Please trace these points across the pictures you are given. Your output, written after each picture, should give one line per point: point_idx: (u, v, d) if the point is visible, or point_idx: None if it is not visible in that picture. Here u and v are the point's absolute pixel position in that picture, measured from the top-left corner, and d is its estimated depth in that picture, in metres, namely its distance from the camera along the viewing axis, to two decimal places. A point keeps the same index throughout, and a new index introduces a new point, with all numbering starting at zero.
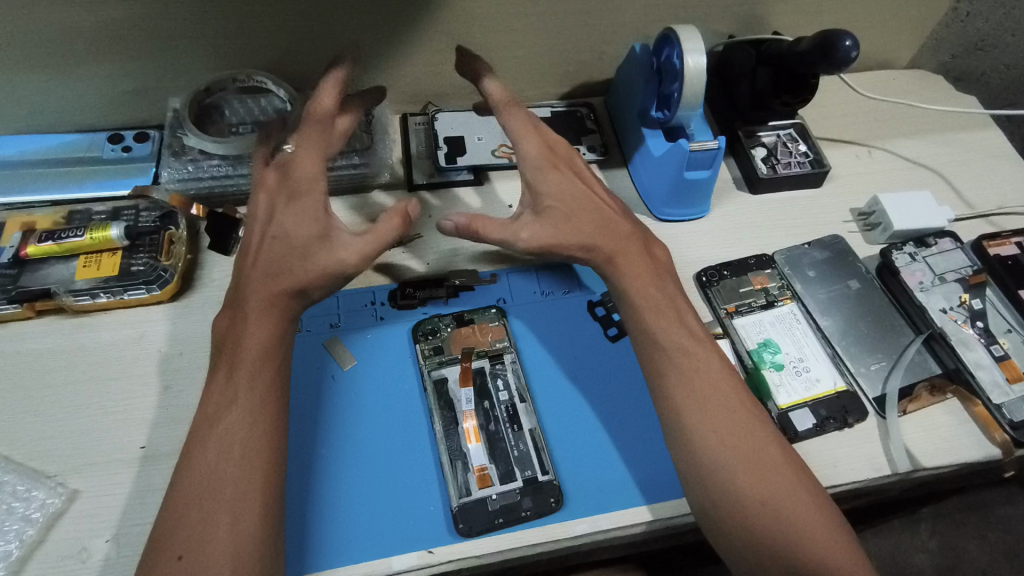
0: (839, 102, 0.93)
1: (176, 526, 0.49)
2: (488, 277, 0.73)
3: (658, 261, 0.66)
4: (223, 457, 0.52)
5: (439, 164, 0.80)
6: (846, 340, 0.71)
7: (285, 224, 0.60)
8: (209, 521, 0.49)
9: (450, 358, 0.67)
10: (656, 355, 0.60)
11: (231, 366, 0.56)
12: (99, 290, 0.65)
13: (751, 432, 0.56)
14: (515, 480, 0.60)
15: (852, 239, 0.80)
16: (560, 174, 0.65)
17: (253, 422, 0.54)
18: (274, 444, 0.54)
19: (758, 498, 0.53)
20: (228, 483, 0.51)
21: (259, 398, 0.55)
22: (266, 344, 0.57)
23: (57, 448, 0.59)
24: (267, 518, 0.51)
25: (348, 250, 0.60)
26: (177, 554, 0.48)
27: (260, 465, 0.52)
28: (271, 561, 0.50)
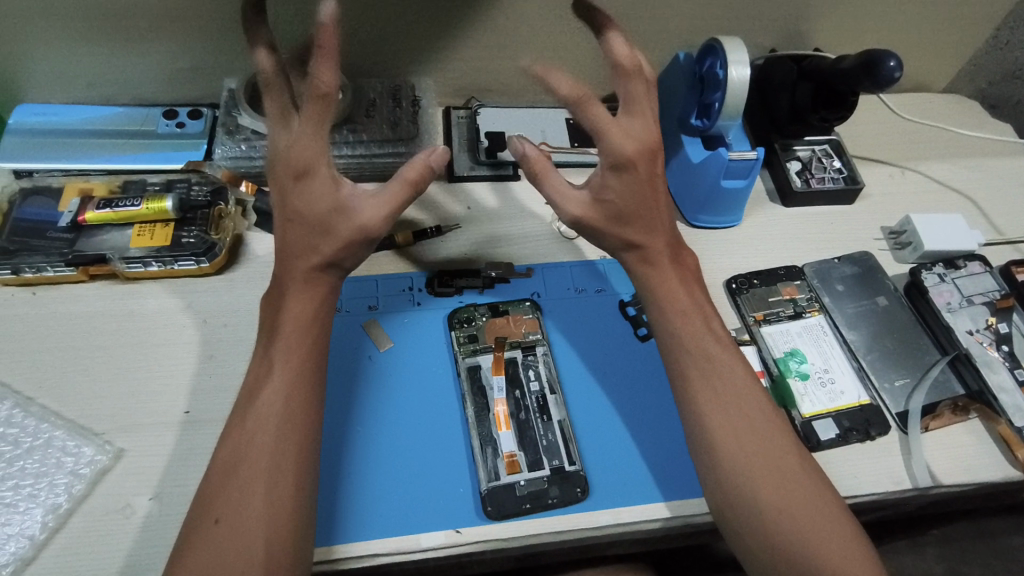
0: (873, 122, 0.94)
1: (215, 490, 0.50)
2: (523, 270, 0.75)
3: (687, 266, 0.67)
4: (261, 427, 0.53)
5: (479, 158, 0.82)
6: (871, 355, 0.72)
7: (296, 202, 0.58)
8: (247, 488, 0.50)
9: (484, 347, 0.69)
10: (685, 358, 0.62)
11: (272, 339, 0.58)
12: (151, 258, 0.67)
13: (774, 442, 0.57)
14: (543, 469, 0.62)
15: (881, 256, 0.81)
16: (632, 174, 0.61)
17: (292, 395, 0.55)
18: (309, 419, 0.55)
19: (779, 504, 0.54)
20: (264, 453, 0.52)
21: (300, 372, 0.56)
22: (309, 320, 0.59)
23: (105, 408, 0.61)
24: (299, 491, 0.52)
25: (369, 213, 0.59)
26: (214, 518, 0.49)
27: (296, 438, 0.53)
28: (304, 532, 0.51)
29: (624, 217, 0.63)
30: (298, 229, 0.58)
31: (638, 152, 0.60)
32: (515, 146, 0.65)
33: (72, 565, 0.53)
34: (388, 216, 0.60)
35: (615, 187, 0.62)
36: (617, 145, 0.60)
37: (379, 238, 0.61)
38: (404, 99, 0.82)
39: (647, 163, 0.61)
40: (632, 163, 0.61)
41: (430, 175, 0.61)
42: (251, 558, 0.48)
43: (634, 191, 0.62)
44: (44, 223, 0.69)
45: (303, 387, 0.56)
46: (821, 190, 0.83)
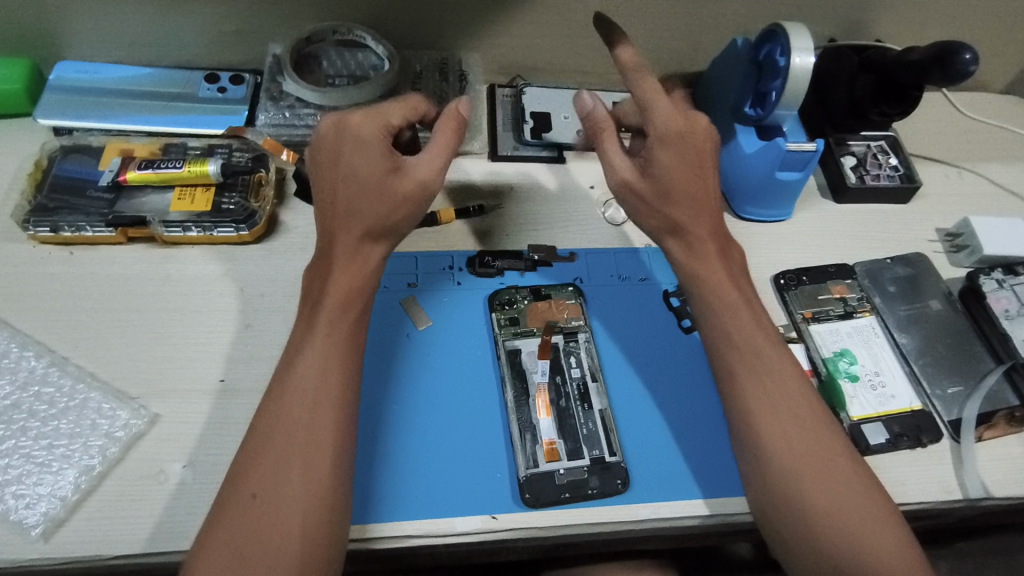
0: (931, 120, 0.91)
1: (249, 465, 0.48)
2: (566, 254, 0.73)
3: (733, 260, 0.64)
4: (297, 402, 0.50)
5: (524, 137, 0.80)
6: (923, 360, 0.70)
7: (351, 164, 0.57)
8: (283, 463, 0.48)
9: (526, 331, 0.67)
10: (732, 353, 0.60)
11: (313, 312, 0.55)
12: (191, 223, 0.66)
13: (828, 445, 0.55)
14: (582, 458, 0.60)
15: (936, 259, 0.78)
16: (678, 147, 0.60)
17: (331, 368, 0.52)
18: (347, 395, 0.52)
19: (835, 509, 0.52)
20: (300, 428, 0.49)
21: (339, 348, 0.54)
22: (348, 295, 0.56)
23: (140, 371, 0.60)
24: (338, 468, 0.49)
25: (423, 171, 0.58)
26: (250, 493, 0.47)
27: (334, 413, 0.51)
28: (341, 511, 0.48)
29: (671, 194, 0.61)
30: (350, 196, 0.57)
31: (681, 125, 0.61)
32: (580, 96, 0.66)
33: (104, 528, 0.52)
34: (440, 173, 0.59)
35: (662, 161, 0.61)
36: (659, 117, 0.61)
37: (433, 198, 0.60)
38: (451, 74, 0.80)
39: (690, 136, 0.61)
40: (677, 135, 0.60)
41: (466, 124, 0.61)
42: (288, 536, 0.45)
43: (676, 166, 0.60)
44: (84, 181, 0.68)
45: (342, 362, 0.53)
46: (877, 187, 0.80)
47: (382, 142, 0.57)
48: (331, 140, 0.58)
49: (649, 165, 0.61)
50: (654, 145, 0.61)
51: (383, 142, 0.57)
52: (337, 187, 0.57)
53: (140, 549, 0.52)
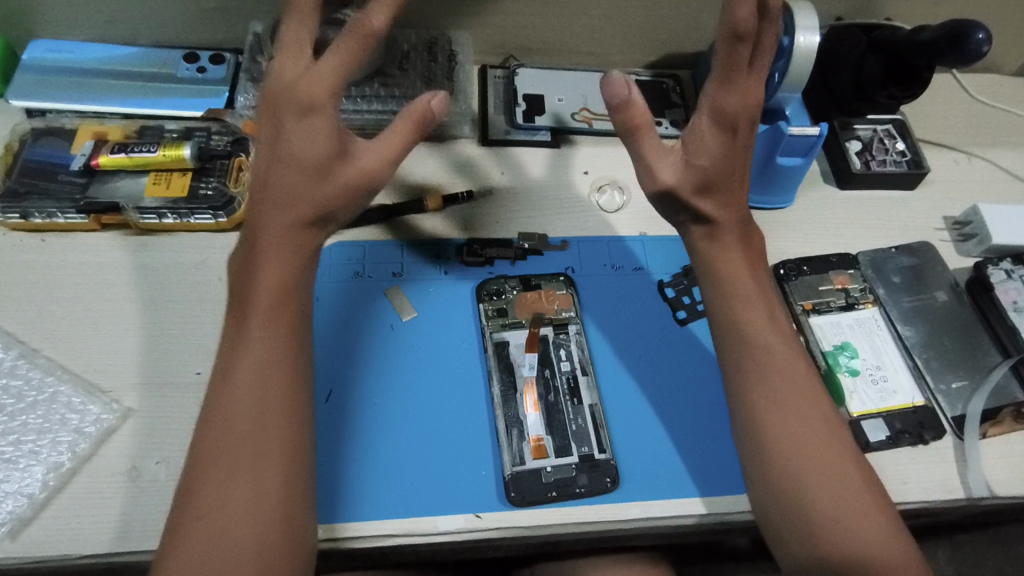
0: (941, 103, 0.87)
1: (195, 484, 0.46)
2: (557, 243, 0.70)
3: (753, 247, 0.61)
4: (239, 415, 0.48)
5: (516, 121, 0.77)
6: (927, 353, 0.67)
7: (291, 145, 0.51)
8: (229, 478, 0.46)
9: (514, 322, 0.65)
10: (738, 349, 0.57)
11: (242, 315, 0.51)
12: (167, 210, 0.64)
13: (818, 447, 0.53)
14: (571, 455, 0.58)
15: (942, 248, 0.75)
16: (734, 140, 0.56)
17: (274, 375, 0.49)
18: (293, 402, 0.49)
19: (830, 517, 0.50)
20: (245, 442, 0.47)
21: (278, 352, 0.50)
22: (284, 290, 0.51)
23: (113, 364, 0.58)
24: (288, 479, 0.47)
25: (369, 160, 0.52)
26: (197, 514, 0.44)
27: (280, 423, 0.48)
28: (298, 523, 0.46)
29: (717, 188, 0.57)
30: (285, 172, 0.51)
31: (743, 111, 0.55)
32: (614, 87, 0.54)
33: (73, 527, 0.51)
34: (390, 165, 0.53)
35: (714, 149, 0.56)
36: (727, 101, 0.55)
37: (376, 190, 0.54)
38: (441, 54, 0.77)
39: (749, 129, 0.56)
40: (733, 124, 0.55)
41: (432, 119, 0.53)
42: (241, 554, 0.44)
43: (728, 160, 0.56)
44: (56, 165, 0.66)
45: (281, 367, 0.50)
46: (883, 174, 0.77)
47: (330, 117, 0.51)
48: (271, 104, 0.51)
49: (699, 154, 0.56)
50: (710, 131, 0.56)
51: (331, 119, 0.51)
52: (271, 159, 0.51)
53: (110, 549, 0.50)
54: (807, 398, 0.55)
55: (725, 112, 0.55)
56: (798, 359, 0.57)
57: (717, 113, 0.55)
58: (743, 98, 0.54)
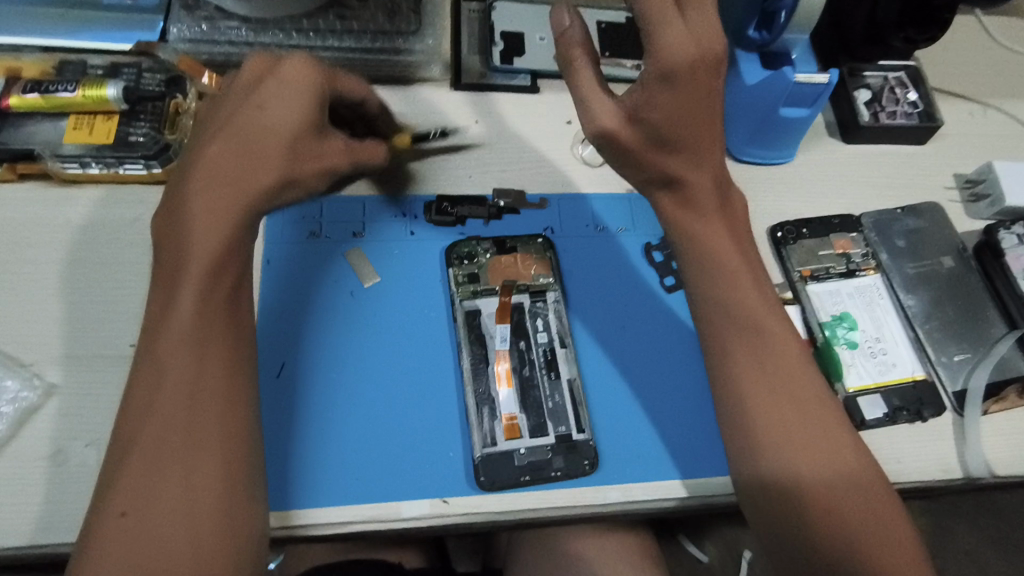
0: (957, 48, 0.80)
1: (115, 474, 0.38)
2: (536, 201, 0.64)
3: (734, 215, 0.53)
4: (170, 397, 0.40)
5: (493, 63, 0.68)
6: (930, 324, 0.62)
7: (265, 112, 0.46)
8: (156, 468, 0.38)
9: (487, 289, 0.59)
10: (728, 328, 0.49)
11: (173, 283, 0.42)
12: (90, 159, 0.56)
13: (808, 443, 0.45)
14: (546, 435, 0.54)
15: (951, 209, 0.70)
16: (684, 92, 0.46)
17: (213, 348, 0.42)
18: (233, 380, 0.42)
19: (823, 527, 0.43)
20: (178, 428, 0.39)
21: (219, 323, 0.42)
22: (226, 253, 0.43)
23: (34, 334, 0.52)
24: (229, 470, 0.40)
25: (342, 148, 0.50)
26: (119, 511, 0.37)
27: (219, 406, 0.41)
28: (245, 514, 0.40)
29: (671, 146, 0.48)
30: (258, 136, 0.45)
31: (697, 58, 0.44)
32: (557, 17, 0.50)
33: None
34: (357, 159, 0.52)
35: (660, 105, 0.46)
36: (671, 45, 0.44)
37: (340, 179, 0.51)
38: None
39: (704, 75, 0.45)
40: (683, 73, 0.45)
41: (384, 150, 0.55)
42: (173, 557, 0.37)
43: (682, 112, 0.46)
44: None
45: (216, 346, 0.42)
46: (893, 126, 0.70)
47: (327, 92, 0.48)
48: (259, 75, 0.48)
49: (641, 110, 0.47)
50: (648, 84, 0.46)
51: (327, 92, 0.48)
52: (246, 118, 0.46)
53: (34, 541, 0.45)
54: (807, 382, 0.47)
55: (671, 67, 0.44)
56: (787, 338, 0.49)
57: (663, 66, 0.45)
58: (691, 41, 0.44)
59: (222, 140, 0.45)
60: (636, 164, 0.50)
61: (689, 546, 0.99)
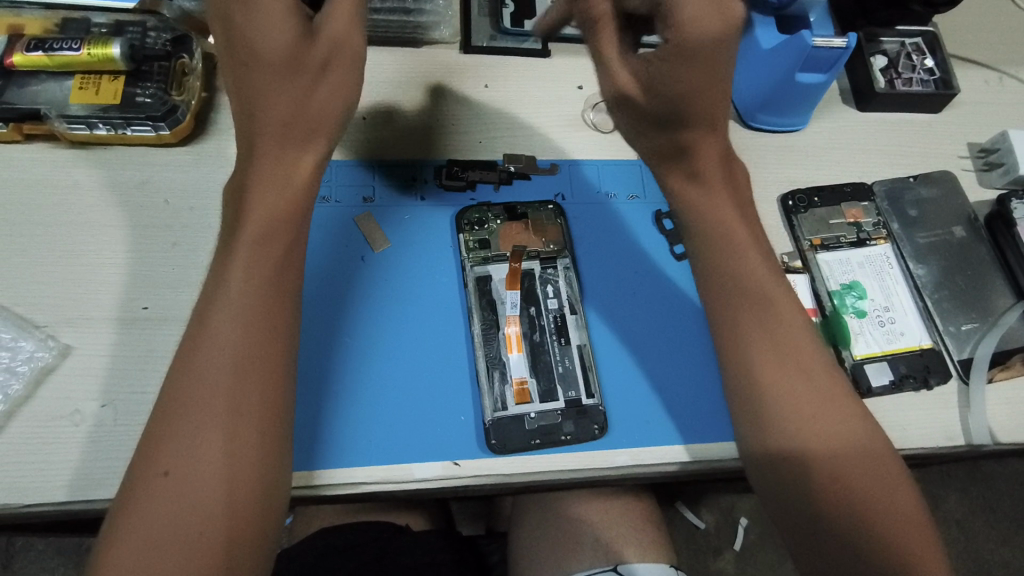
0: (975, 14, 0.78)
1: (158, 434, 0.39)
2: (546, 166, 0.63)
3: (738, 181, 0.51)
4: (214, 360, 0.41)
5: (503, 25, 0.67)
6: (939, 293, 0.62)
7: (248, 34, 0.42)
8: (199, 428, 0.39)
9: (497, 255, 0.59)
10: (732, 301, 0.48)
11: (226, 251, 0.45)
12: (97, 120, 0.55)
13: (814, 414, 0.44)
14: (556, 400, 0.54)
15: (964, 178, 0.69)
16: (703, 70, 0.43)
17: (265, 315, 0.43)
18: (278, 352, 0.43)
19: (833, 497, 0.42)
20: (221, 391, 0.40)
21: (266, 293, 0.44)
22: (275, 227, 0.45)
23: (47, 296, 0.52)
24: (267, 437, 0.41)
25: (338, 26, 0.45)
26: (163, 469, 0.38)
27: (263, 374, 0.41)
28: (277, 481, 0.41)
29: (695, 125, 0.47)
30: (267, 92, 0.44)
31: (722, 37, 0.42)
32: None
33: (9, 476, 0.46)
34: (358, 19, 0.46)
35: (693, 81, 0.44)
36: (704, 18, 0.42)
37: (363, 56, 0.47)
38: None
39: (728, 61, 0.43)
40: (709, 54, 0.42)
41: None
42: (208, 518, 0.37)
43: (694, 87, 0.44)
44: None
45: (265, 313, 0.43)
46: (909, 93, 0.69)
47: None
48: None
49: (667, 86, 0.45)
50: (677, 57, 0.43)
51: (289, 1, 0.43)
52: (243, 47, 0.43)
53: (53, 499, 0.46)
54: (816, 356, 0.46)
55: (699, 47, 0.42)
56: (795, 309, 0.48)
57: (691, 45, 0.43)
58: (719, 17, 0.42)
59: (244, 77, 0.44)
60: (642, 127, 0.48)
61: (687, 513, 1.01)
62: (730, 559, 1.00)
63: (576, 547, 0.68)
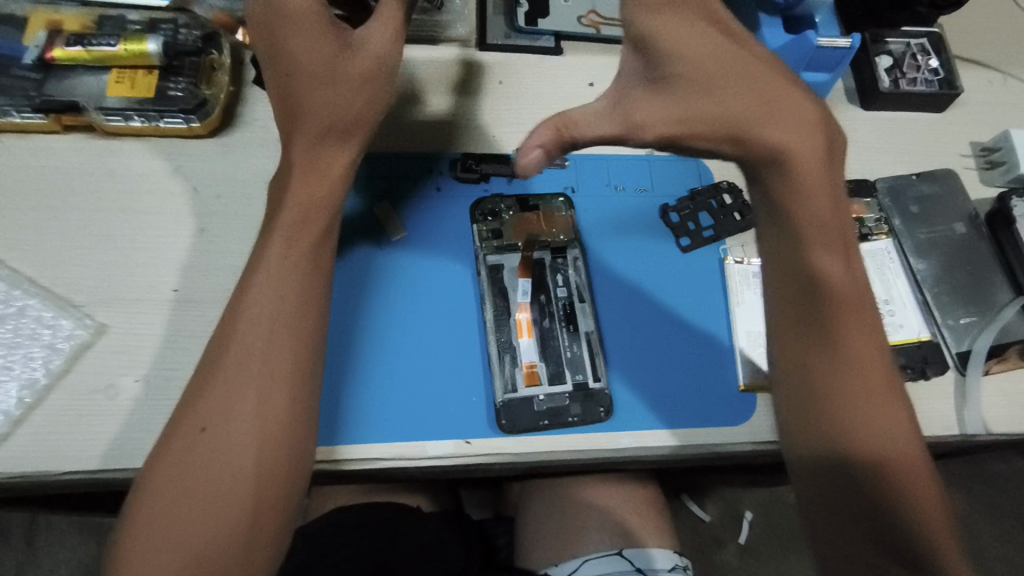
0: (982, 15, 0.79)
1: (198, 393, 0.45)
2: (557, 160, 0.66)
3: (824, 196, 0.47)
4: (251, 332, 0.46)
5: (517, 24, 0.69)
6: (938, 287, 0.64)
7: (293, 51, 0.48)
8: (236, 390, 0.44)
9: (510, 245, 0.61)
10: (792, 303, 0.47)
11: (265, 238, 0.49)
12: (133, 112, 0.58)
13: (870, 407, 0.44)
14: (564, 383, 0.57)
15: (966, 176, 0.71)
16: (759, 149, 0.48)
17: (297, 294, 0.48)
18: (306, 327, 0.47)
19: (877, 485, 0.43)
20: (256, 356, 0.45)
21: (301, 273, 0.48)
22: (311, 212, 0.49)
23: (85, 278, 0.55)
24: (294, 403, 0.45)
25: (378, 43, 0.49)
26: (200, 426, 0.43)
27: (289, 343, 0.46)
28: (300, 446, 0.45)
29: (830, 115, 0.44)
30: (309, 97, 0.48)
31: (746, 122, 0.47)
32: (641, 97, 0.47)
33: (51, 444, 0.49)
34: (397, 42, 0.50)
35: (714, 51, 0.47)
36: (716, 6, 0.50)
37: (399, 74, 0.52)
38: None
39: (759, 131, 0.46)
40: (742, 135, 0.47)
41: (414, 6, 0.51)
42: (241, 471, 0.43)
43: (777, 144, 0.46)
44: (7, 57, 0.59)
45: (294, 290, 0.47)
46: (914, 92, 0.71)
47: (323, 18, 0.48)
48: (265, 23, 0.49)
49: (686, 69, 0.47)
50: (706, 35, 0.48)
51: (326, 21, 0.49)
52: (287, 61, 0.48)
53: (90, 467, 0.49)
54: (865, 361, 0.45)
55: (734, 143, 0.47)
56: (865, 305, 0.47)
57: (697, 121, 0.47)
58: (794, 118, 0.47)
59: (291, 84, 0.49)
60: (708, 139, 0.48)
61: (692, 506, 1.03)
62: (733, 552, 1.02)
63: (582, 530, 0.70)
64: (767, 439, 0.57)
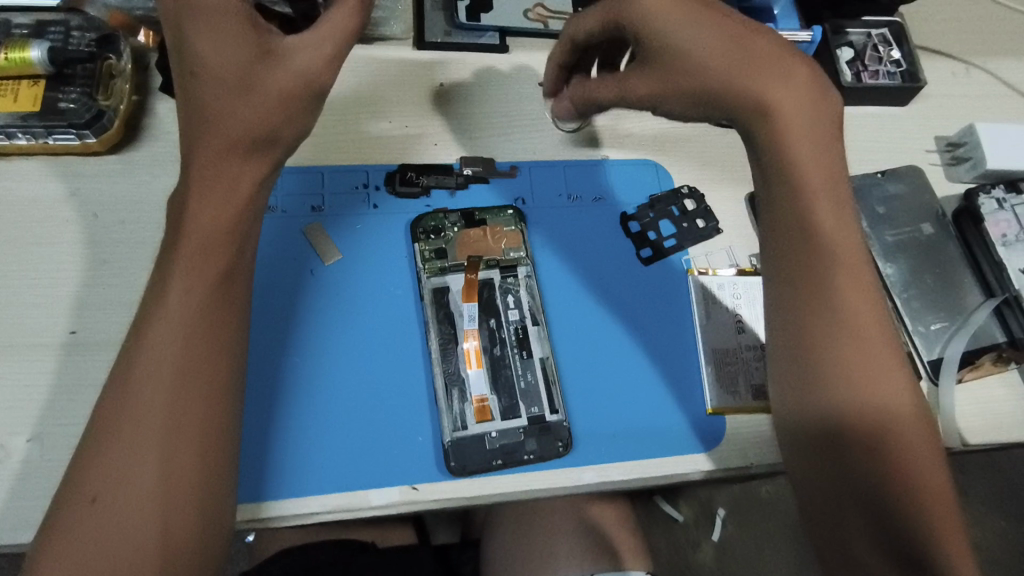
0: (943, 3, 0.76)
1: (88, 459, 0.37)
2: (506, 169, 0.61)
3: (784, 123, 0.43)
4: (150, 385, 0.38)
5: (458, 20, 0.64)
6: (908, 292, 0.61)
7: (202, 53, 0.40)
8: (133, 455, 0.37)
9: (454, 265, 0.56)
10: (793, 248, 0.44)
11: (168, 268, 0.41)
12: (16, 129, 0.51)
13: (876, 384, 0.42)
14: (518, 417, 0.52)
15: (931, 173, 0.68)
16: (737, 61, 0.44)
17: (216, 334, 0.41)
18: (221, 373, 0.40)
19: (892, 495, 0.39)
20: (157, 411, 0.38)
21: (212, 309, 0.41)
22: (223, 238, 0.41)
23: None
24: (207, 466, 0.38)
25: (304, 55, 0.42)
26: (91, 496, 0.36)
27: (200, 396, 0.39)
28: (217, 515, 0.39)
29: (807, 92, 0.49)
30: (216, 109, 0.41)
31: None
32: None
33: None
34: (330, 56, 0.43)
35: (722, 52, 0.43)
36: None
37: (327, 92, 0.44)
38: None
39: None
40: None
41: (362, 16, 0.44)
42: (142, 551, 0.36)
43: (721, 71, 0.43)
44: None
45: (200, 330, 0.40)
46: (876, 86, 0.67)
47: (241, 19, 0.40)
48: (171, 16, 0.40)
49: (685, 62, 0.44)
50: (706, 17, 0.43)
51: (244, 18, 0.40)
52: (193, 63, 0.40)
53: None
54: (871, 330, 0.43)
55: None
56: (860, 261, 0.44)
57: None
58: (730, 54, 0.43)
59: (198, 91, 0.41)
60: None
61: (666, 506, 1.00)
62: (709, 551, 0.99)
63: (549, 556, 0.66)
64: (737, 466, 0.53)
